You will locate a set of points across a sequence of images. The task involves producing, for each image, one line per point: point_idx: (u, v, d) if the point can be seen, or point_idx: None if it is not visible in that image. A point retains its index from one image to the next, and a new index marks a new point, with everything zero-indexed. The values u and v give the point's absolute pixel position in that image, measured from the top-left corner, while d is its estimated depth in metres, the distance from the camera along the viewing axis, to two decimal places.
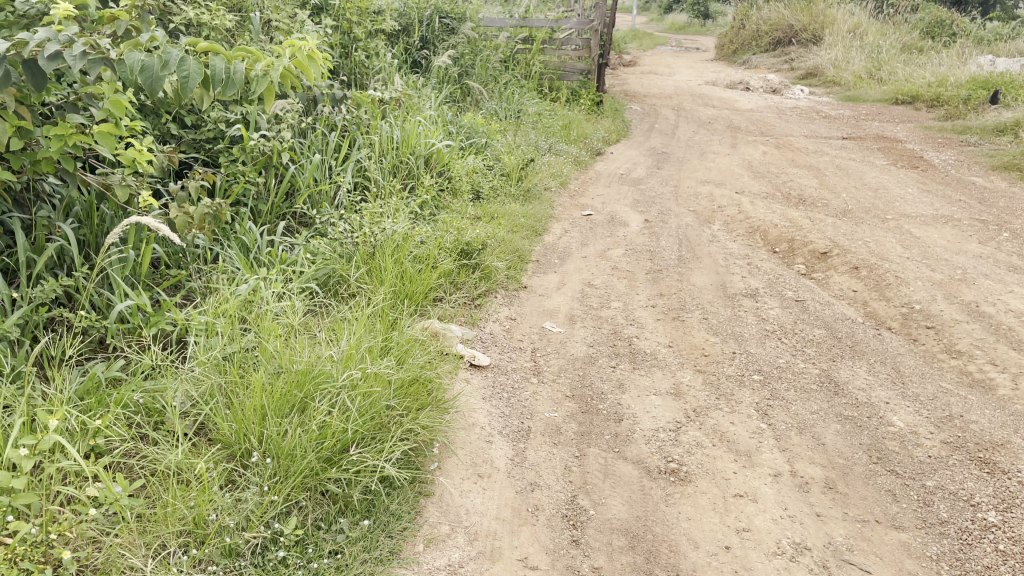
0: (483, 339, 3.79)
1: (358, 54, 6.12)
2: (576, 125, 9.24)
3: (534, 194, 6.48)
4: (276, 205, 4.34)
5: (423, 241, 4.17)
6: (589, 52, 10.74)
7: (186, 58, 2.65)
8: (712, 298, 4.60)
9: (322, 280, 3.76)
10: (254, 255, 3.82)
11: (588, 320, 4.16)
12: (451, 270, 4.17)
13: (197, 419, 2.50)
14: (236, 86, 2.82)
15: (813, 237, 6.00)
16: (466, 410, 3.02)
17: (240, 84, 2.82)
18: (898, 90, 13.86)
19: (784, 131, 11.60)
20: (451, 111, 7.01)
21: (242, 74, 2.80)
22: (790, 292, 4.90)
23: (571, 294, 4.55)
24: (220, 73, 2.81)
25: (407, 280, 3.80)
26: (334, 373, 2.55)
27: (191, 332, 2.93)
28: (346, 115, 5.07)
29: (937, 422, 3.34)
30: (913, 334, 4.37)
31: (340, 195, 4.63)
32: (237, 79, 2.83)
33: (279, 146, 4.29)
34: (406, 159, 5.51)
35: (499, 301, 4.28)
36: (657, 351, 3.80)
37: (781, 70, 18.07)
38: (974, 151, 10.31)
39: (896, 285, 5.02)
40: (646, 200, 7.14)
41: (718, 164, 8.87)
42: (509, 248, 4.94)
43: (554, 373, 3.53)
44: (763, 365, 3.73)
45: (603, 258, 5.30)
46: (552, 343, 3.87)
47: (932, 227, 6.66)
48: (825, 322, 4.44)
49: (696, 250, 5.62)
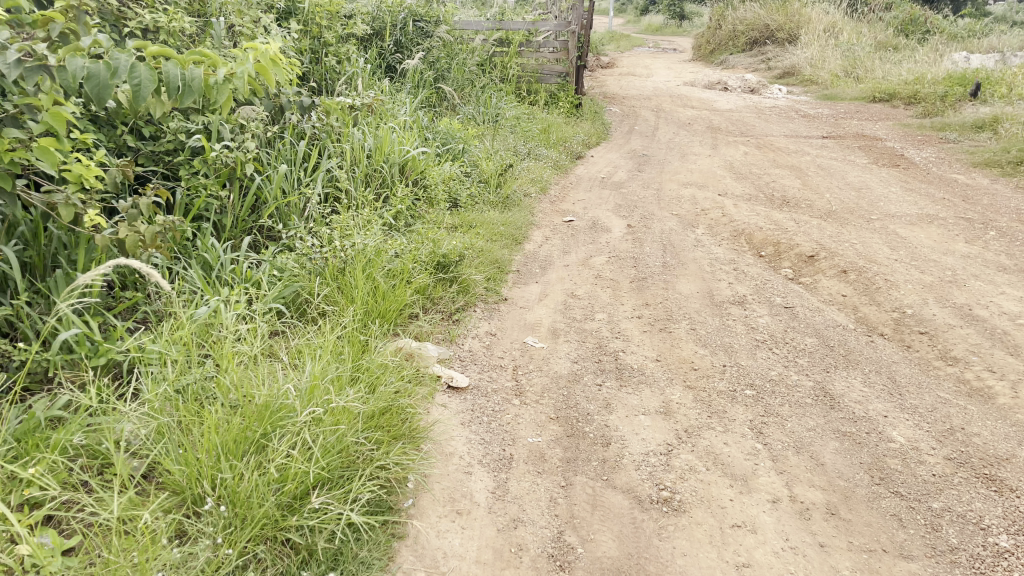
0: (461, 358, 3.60)
1: (328, 59, 5.93)
2: (556, 128, 9.08)
3: (514, 201, 6.30)
4: (241, 220, 4.14)
5: (396, 255, 3.98)
6: (567, 54, 10.49)
7: (137, 65, 2.54)
8: (699, 307, 4.44)
9: (290, 300, 3.57)
10: (217, 274, 3.63)
11: (571, 334, 3.98)
12: (427, 285, 3.98)
13: (146, 460, 2.34)
14: (194, 93, 2.73)
15: (799, 239, 5.86)
16: (443, 439, 2.84)
17: (198, 91, 2.74)
18: (875, 88, 13.82)
19: (764, 130, 11.51)
20: (426, 117, 6.82)
21: (200, 80, 2.71)
22: (779, 298, 4.74)
23: (553, 305, 4.37)
24: (175, 80, 2.69)
25: (380, 297, 3.58)
26: (296, 407, 2.37)
27: (142, 363, 2.76)
28: (315, 123, 4.87)
29: (939, 435, 3.18)
30: (907, 340, 4.23)
31: (310, 207, 4.44)
32: (194, 86, 2.74)
33: (243, 157, 4.09)
34: (379, 167, 5.32)
35: (479, 316, 4.09)
36: (645, 365, 3.62)
37: (758, 69, 18.02)
38: (955, 148, 10.24)
39: (887, 288, 4.88)
40: (628, 204, 6.98)
41: (700, 166, 8.74)
42: (489, 258, 4.75)
43: (536, 392, 3.35)
44: (755, 378, 3.56)
45: (586, 266, 5.13)
46: (535, 359, 3.68)
47: (918, 227, 6.54)
48: (816, 329, 4.29)
49: (681, 255, 5.46)
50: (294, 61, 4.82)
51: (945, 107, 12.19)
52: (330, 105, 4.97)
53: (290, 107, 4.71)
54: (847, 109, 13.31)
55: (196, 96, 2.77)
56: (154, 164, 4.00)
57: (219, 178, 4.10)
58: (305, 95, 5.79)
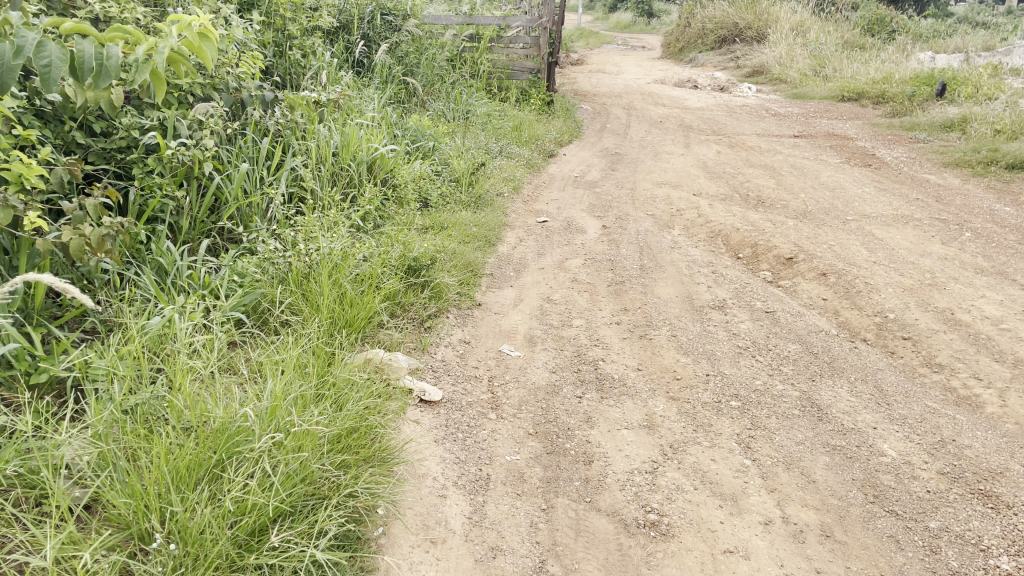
0: (433, 369, 3.41)
1: (293, 53, 5.71)
2: (527, 126, 8.91)
3: (487, 200, 6.12)
4: (200, 221, 3.91)
5: (364, 259, 3.77)
6: (539, 50, 10.48)
7: (44, 44, 2.38)
8: (679, 313, 4.30)
9: (252, 308, 3.37)
10: (173, 280, 3.42)
11: (548, 342, 3.81)
12: (397, 290, 3.78)
13: (88, 489, 2.13)
14: (110, 75, 2.54)
15: (777, 241, 5.76)
16: (416, 459, 2.66)
17: (113, 71, 2.54)
18: (844, 87, 13.85)
19: (735, 129, 11.45)
20: (395, 113, 6.62)
21: (116, 59, 2.53)
22: (759, 303, 4.63)
23: (529, 311, 4.21)
24: (89, 59, 2.52)
25: (347, 304, 3.38)
26: (257, 431, 2.19)
27: (88, 380, 2.55)
28: (278, 119, 4.65)
29: (930, 448, 3.08)
30: (890, 347, 4.13)
31: (273, 208, 4.21)
32: (110, 67, 2.56)
33: (200, 155, 3.87)
34: (346, 166, 5.11)
35: (452, 323, 3.91)
36: (626, 376, 3.47)
37: (728, 68, 18.03)
38: (925, 147, 10.27)
39: (867, 292, 4.79)
40: (602, 204, 6.84)
41: (673, 165, 8.63)
42: (461, 261, 4.56)
43: (514, 406, 3.17)
44: (740, 389, 3.43)
45: (562, 269, 4.97)
46: (511, 369, 3.51)
47: (893, 228, 6.49)
48: (799, 335, 4.17)
49: (658, 258, 5.33)
50: (256, 55, 4.61)
51: (914, 107, 12.24)
52: (294, 100, 4.75)
53: (251, 102, 4.49)
54: (817, 108, 13.33)
55: (115, 78, 2.57)
56: (105, 162, 3.77)
57: (175, 177, 3.88)
58: (268, 90, 5.55)
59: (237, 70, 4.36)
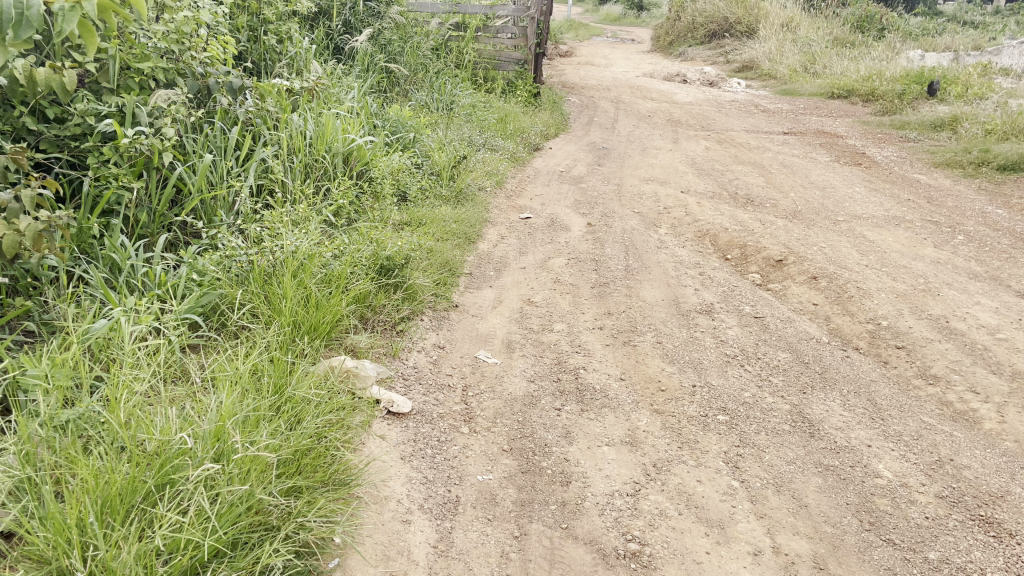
0: (404, 377, 3.21)
1: (267, 38, 5.46)
2: (513, 118, 8.70)
3: (468, 194, 5.90)
4: (159, 214, 3.69)
5: (333, 258, 3.56)
6: (526, 41, 10.18)
7: None
8: (665, 317, 4.12)
9: (211, 309, 3.16)
10: (126, 278, 3.21)
11: (528, 348, 3.62)
12: (368, 292, 3.58)
13: (9, 516, 1.93)
14: (30, 23, 2.30)
15: (766, 242, 5.58)
16: (379, 479, 2.46)
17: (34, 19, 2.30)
18: (834, 84, 13.71)
19: (725, 125, 11.27)
20: (375, 102, 6.39)
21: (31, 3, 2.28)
22: (748, 307, 4.45)
23: (508, 314, 4.01)
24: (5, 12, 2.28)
25: (313, 306, 3.17)
26: (199, 454, 1.99)
27: (21, 390, 2.33)
28: (248, 108, 4.43)
29: (927, 469, 2.91)
30: (884, 356, 3.97)
31: (240, 201, 3.99)
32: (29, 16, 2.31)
33: (160, 144, 3.65)
34: (321, 157, 4.89)
35: (426, 326, 3.71)
36: (608, 386, 3.28)
37: (717, 62, 17.86)
38: (915, 147, 10.13)
39: (859, 297, 4.63)
40: (588, 200, 6.65)
41: (661, 161, 8.44)
42: (438, 260, 4.36)
43: (488, 418, 2.98)
44: (728, 401, 3.25)
45: (544, 269, 4.77)
46: (487, 378, 3.31)
47: (885, 230, 6.33)
48: (789, 343, 4.00)
49: (644, 258, 5.14)
50: (225, 40, 4.38)
51: (904, 105, 12.11)
52: (264, 88, 4.53)
53: (218, 89, 4.27)
54: (807, 105, 13.17)
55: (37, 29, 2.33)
56: (59, 150, 3.55)
57: (133, 168, 3.66)
58: (241, 76, 5.32)
59: (203, 55, 4.14)
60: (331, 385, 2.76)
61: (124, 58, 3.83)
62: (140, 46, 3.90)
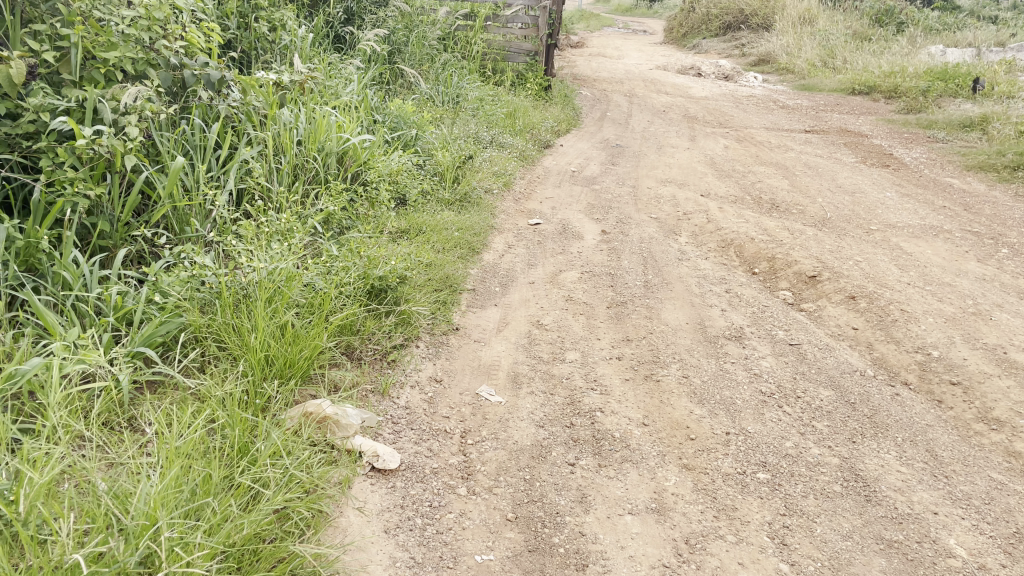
0: (393, 421, 2.78)
1: (259, 26, 5.04)
2: (522, 113, 8.24)
3: (474, 198, 5.45)
4: (122, 223, 3.26)
5: (317, 279, 3.12)
6: (537, 31, 9.70)
7: None
8: (691, 344, 3.68)
9: (171, 340, 2.74)
10: (76, 301, 2.80)
11: (537, 382, 3.18)
12: (355, 319, 3.14)
13: None
14: None
15: (797, 255, 5.13)
16: (358, 565, 2.03)
17: None
18: (855, 80, 13.17)
19: (744, 122, 10.78)
20: (377, 96, 5.96)
21: None
22: (781, 332, 4.01)
23: (514, 340, 3.58)
24: None
25: (288, 338, 2.72)
26: (119, 560, 1.61)
27: None
28: (231, 103, 4.00)
29: (1007, 544, 2.49)
30: (937, 394, 3.52)
31: (216, 209, 3.54)
32: None
33: (122, 145, 3.23)
34: (311, 158, 4.46)
35: (422, 354, 3.27)
36: (629, 434, 2.83)
37: (733, 56, 17.34)
38: (944, 148, 9.63)
39: (904, 322, 4.18)
40: (602, 204, 6.20)
41: (679, 160, 7.98)
42: (436, 276, 3.92)
43: (490, 476, 2.54)
44: (768, 453, 2.82)
45: (554, 285, 4.33)
46: (490, 421, 2.88)
47: (923, 241, 5.87)
48: (830, 377, 3.55)
49: (665, 272, 4.69)
50: (208, 29, 3.97)
51: (929, 102, 11.57)
52: (249, 82, 4.10)
53: (195, 82, 3.83)
54: (827, 101, 12.66)
55: None
56: (8, 150, 3.16)
57: (93, 171, 3.24)
58: (228, 67, 4.89)
59: (177, 44, 3.72)
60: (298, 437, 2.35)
61: (87, 46, 3.43)
62: (105, 33, 3.49)
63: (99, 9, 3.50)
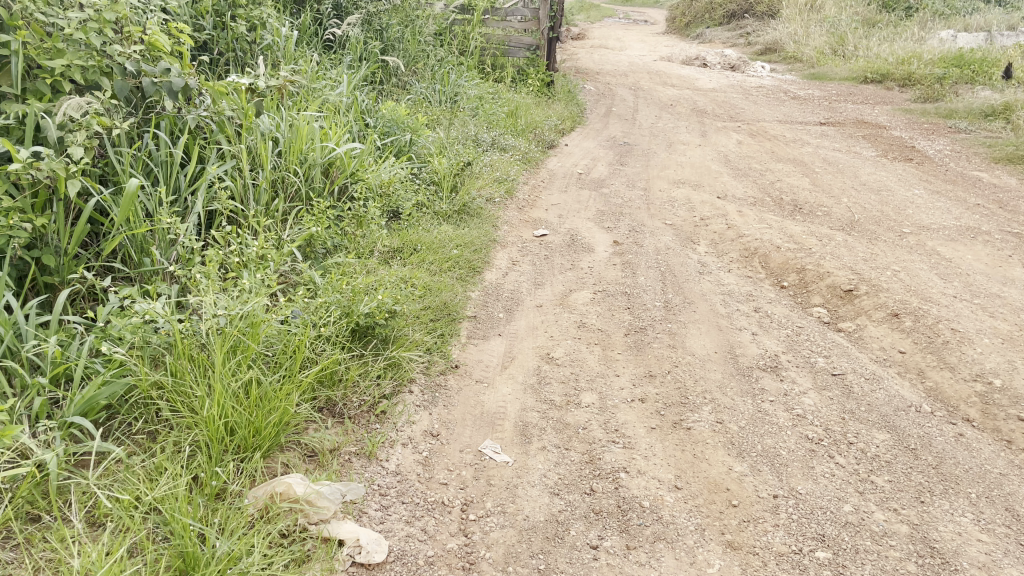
0: (382, 493, 2.35)
1: (237, 25, 4.59)
2: (524, 111, 7.78)
3: (474, 208, 4.99)
4: (70, 255, 2.84)
5: (292, 320, 2.68)
6: (538, 24, 9.26)
7: None
8: (723, 379, 3.25)
9: (117, 402, 2.33)
10: (8, 356, 2.39)
11: (549, 435, 2.75)
12: (337, 366, 2.70)
13: None
14: None
15: (829, 265, 4.68)
16: None
17: None
18: (866, 68, 12.63)
19: (756, 114, 10.31)
20: (368, 98, 5.52)
21: None
22: (821, 359, 3.56)
23: (522, 379, 3.14)
24: None
25: (253, 400, 2.29)
26: None
27: None
28: (199, 113, 3.57)
29: None
30: (1006, 433, 3.08)
31: (180, 237, 3.10)
32: None
33: (67, 168, 2.80)
34: (292, 170, 4.04)
35: (415, 402, 2.84)
36: (660, 503, 2.40)
37: (739, 44, 16.85)
38: (968, 139, 9.13)
39: (956, 344, 3.74)
40: (612, 210, 5.75)
41: (691, 159, 7.53)
42: (432, 304, 3.49)
43: (496, 566, 2.12)
44: (826, 523, 2.39)
45: (565, 308, 3.90)
46: (497, 488, 2.45)
47: (961, 245, 5.41)
48: (883, 415, 3.11)
49: (685, 289, 4.25)
50: (174, 31, 3.53)
51: (946, 90, 11.07)
52: (220, 90, 3.65)
53: (155, 92, 3.39)
54: (840, 90, 12.16)
55: None
56: None
57: (34, 198, 2.82)
58: (201, 71, 4.47)
59: (134, 49, 3.27)
60: (255, 531, 1.97)
61: (30, 54, 3.01)
62: (51, 39, 3.07)
63: (44, 11, 3.08)
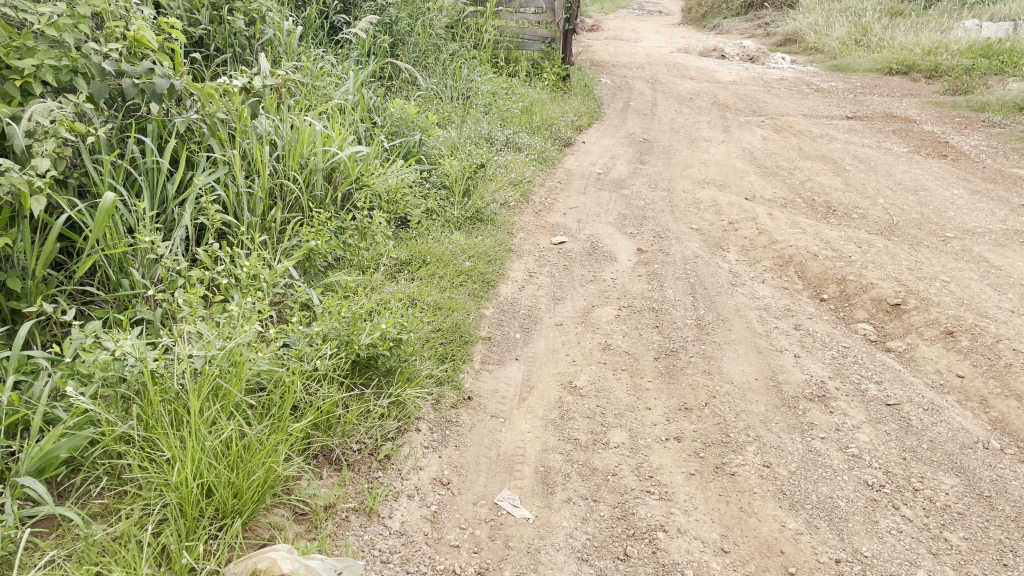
0: (384, 559, 2.04)
1: (235, 19, 4.28)
2: (540, 106, 7.43)
3: (488, 213, 4.66)
4: (38, 279, 2.55)
5: (283, 357, 2.37)
6: (553, 16, 8.86)
7: None
8: (767, 412, 2.91)
9: (80, 455, 2.04)
10: None
11: (575, 484, 2.42)
12: (333, 408, 2.39)
13: None
14: None
15: (872, 274, 4.32)
16: None
17: None
18: (892, 59, 12.15)
19: (779, 108, 9.90)
20: (376, 95, 5.18)
21: None
22: (873, 386, 3.21)
23: (543, 413, 2.82)
24: None
25: (234, 457, 1.99)
26: None
27: None
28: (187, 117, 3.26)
29: None
30: None
31: (162, 256, 2.80)
32: None
33: (32, 183, 2.50)
34: (291, 177, 3.72)
35: (423, 444, 2.52)
36: (705, 572, 2.08)
37: (758, 35, 16.40)
38: (1004, 133, 8.69)
39: (1021, 367, 3.37)
40: (634, 213, 5.41)
41: (715, 156, 7.16)
42: (443, 326, 3.17)
43: None
44: None
45: (587, 326, 3.56)
46: (517, 552, 2.14)
47: (1010, 251, 5.02)
48: (949, 454, 2.76)
49: (718, 303, 3.91)
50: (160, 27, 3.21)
51: (976, 82, 10.60)
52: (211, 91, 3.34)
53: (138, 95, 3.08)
54: (865, 82, 11.71)
55: None
56: None
57: None
58: (195, 69, 4.16)
59: (112, 47, 2.95)
60: None
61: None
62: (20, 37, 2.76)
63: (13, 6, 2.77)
